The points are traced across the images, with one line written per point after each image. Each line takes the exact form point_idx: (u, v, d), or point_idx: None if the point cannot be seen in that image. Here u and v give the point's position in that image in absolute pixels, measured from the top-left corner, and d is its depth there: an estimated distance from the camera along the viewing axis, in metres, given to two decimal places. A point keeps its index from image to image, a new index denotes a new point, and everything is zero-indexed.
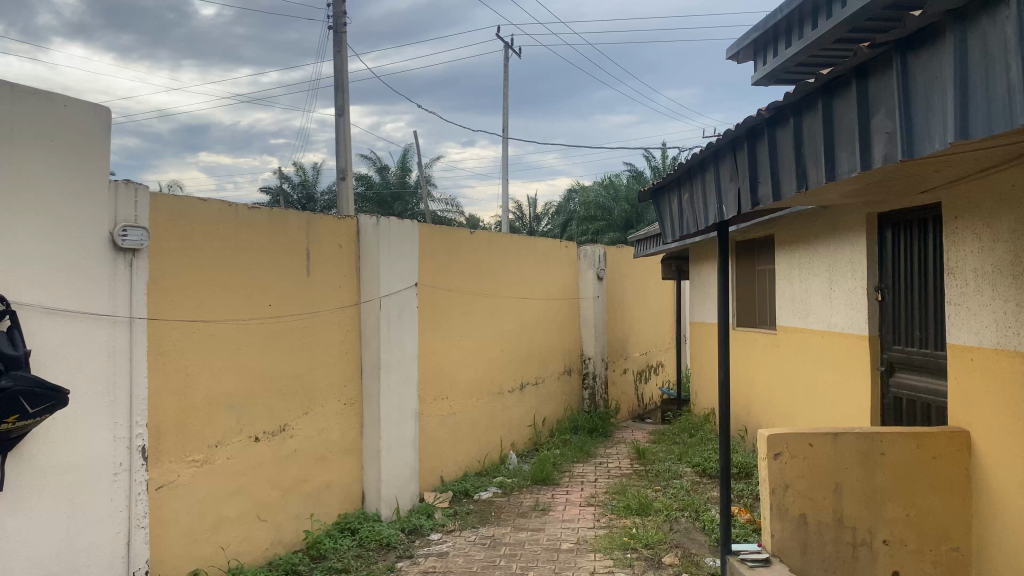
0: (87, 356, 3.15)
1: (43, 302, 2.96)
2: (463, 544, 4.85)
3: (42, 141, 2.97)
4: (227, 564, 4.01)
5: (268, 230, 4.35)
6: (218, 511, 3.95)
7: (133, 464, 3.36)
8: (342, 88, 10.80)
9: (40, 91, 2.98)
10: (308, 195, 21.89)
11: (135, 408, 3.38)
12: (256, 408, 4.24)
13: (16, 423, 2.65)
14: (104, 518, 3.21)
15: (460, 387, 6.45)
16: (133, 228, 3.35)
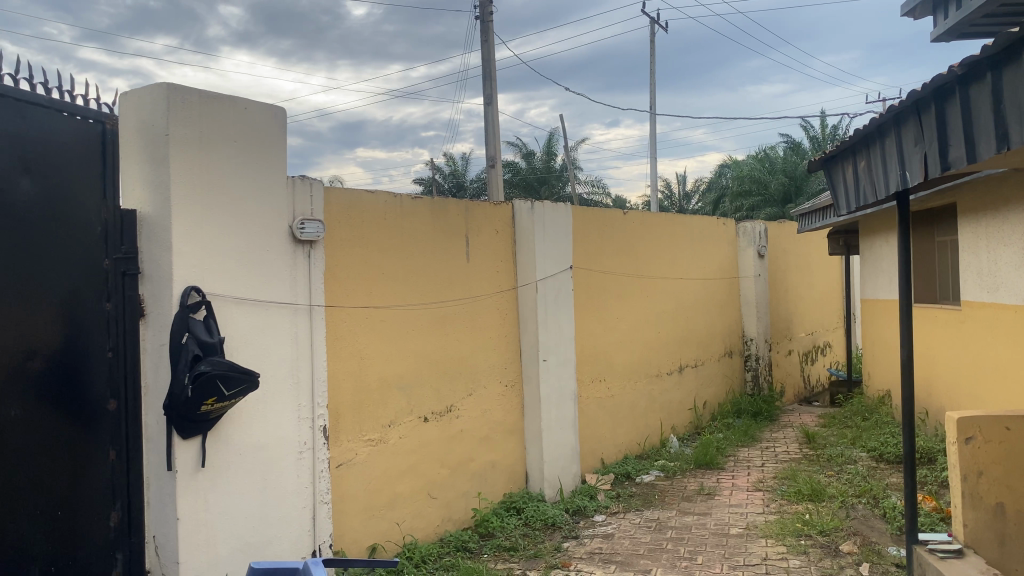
0: (273, 342, 3.37)
1: (233, 293, 3.18)
2: (629, 526, 4.84)
3: (228, 145, 3.17)
4: (403, 539, 4.20)
5: (430, 218, 4.48)
6: (392, 488, 4.14)
7: (315, 443, 3.59)
8: (489, 76, 10.97)
9: (226, 96, 3.16)
10: (458, 184, 22.46)
11: (317, 390, 3.61)
12: (425, 390, 4.41)
13: (215, 405, 2.88)
14: (292, 494, 3.44)
15: (618, 369, 6.42)
16: (310, 221, 3.55)
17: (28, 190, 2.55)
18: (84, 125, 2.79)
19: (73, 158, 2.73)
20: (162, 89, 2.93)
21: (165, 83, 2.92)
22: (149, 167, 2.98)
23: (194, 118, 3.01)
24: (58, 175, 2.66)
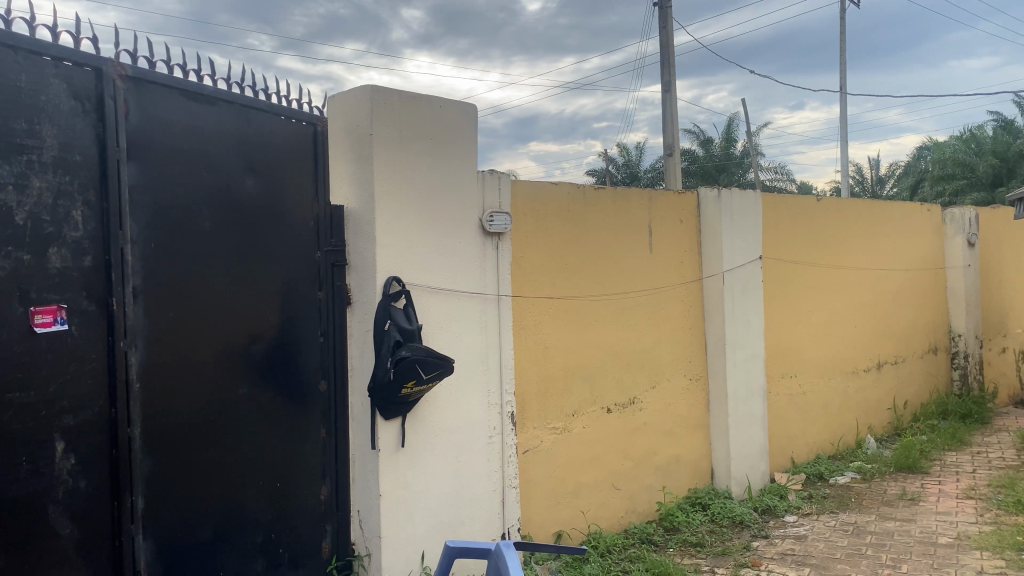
0: (465, 330, 3.50)
1: (429, 283, 3.33)
2: (823, 528, 4.62)
3: (425, 141, 3.31)
4: (588, 528, 4.23)
5: (614, 208, 4.48)
6: (577, 477, 4.18)
7: (504, 429, 3.69)
8: (667, 63, 10.77)
9: (422, 95, 3.30)
10: (633, 174, 22.23)
11: (506, 377, 3.70)
12: (608, 381, 4.42)
13: (414, 388, 3.03)
14: (483, 477, 3.56)
15: (810, 364, 6.13)
16: (499, 213, 3.64)
17: (252, 188, 2.77)
18: (297, 127, 3.00)
19: (288, 157, 2.95)
20: (366, 91, 3.10)
21: (369, 85, 3.09)
22: (355, 165, 3.16)
23: (394, 117, 3.17)
24: (276, 174, 2.88)
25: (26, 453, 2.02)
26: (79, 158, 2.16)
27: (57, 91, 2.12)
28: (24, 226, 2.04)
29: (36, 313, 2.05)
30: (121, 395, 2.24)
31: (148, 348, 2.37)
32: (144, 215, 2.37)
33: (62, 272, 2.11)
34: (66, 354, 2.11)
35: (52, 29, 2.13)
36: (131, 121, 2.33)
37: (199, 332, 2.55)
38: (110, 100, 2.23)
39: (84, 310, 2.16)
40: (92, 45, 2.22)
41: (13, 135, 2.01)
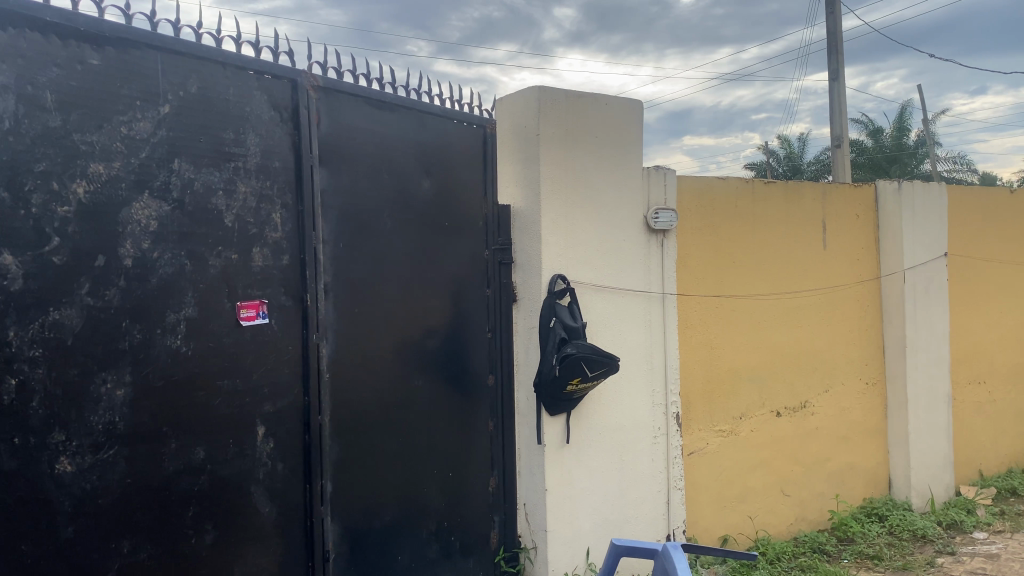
0: (629, 328, 3.48)
1: (594, 280, 3.34)
2: (1018, 548, 4.26)
3: (590, 140, 3.32)
4: (756, 534, 4.11)
5: (785, 203, 4.31)
6: (744, 481, 4.07)
7: (669, 429, 3.65)
8: (835, 50, 10.25)
9: (588, 93, 3.31)
10: (795, 167, 21.31)
11: (671, 377, 3.66)
12: (778, 384, 4.27)
13: (579, 385, 3.04)
14: (647, 477, 3.54)
15: (1000, 370, 5.66)
16: (665, 211, 3.59)
17: (428, 190, 2.89)
18: (468, 129, 3.10)
19: (461, 159, 3.05)
20: (534, 91, 3.14)
21: (536, 86, 3.13)
22: (522, 164, 3.22)
23: (560, 117, 3.20)
24: (450, 176, 2.99)
25: (234, 436, 2.19)
26: (278, 165, 2.33)
27: (260, 103, 2.29)
28: (233, 227, 2.21)
29: (242, 307, 2.22)
30: (314, 384, 2.40)
31: (337, 340, 2.52)
32: (334, 216, 2.52)
33: (264, 270, 2.28)
34: (266, 346, 2.28)
35: (256, 45, 2.30)
36: (322, 129, 2.49)
37: (381, 327, 2.69)
38: (304, 109, 2.39)
39: (282, 304, 2.33)
40: (289, 59, 2.38)
41: (223, 145, 2.19)
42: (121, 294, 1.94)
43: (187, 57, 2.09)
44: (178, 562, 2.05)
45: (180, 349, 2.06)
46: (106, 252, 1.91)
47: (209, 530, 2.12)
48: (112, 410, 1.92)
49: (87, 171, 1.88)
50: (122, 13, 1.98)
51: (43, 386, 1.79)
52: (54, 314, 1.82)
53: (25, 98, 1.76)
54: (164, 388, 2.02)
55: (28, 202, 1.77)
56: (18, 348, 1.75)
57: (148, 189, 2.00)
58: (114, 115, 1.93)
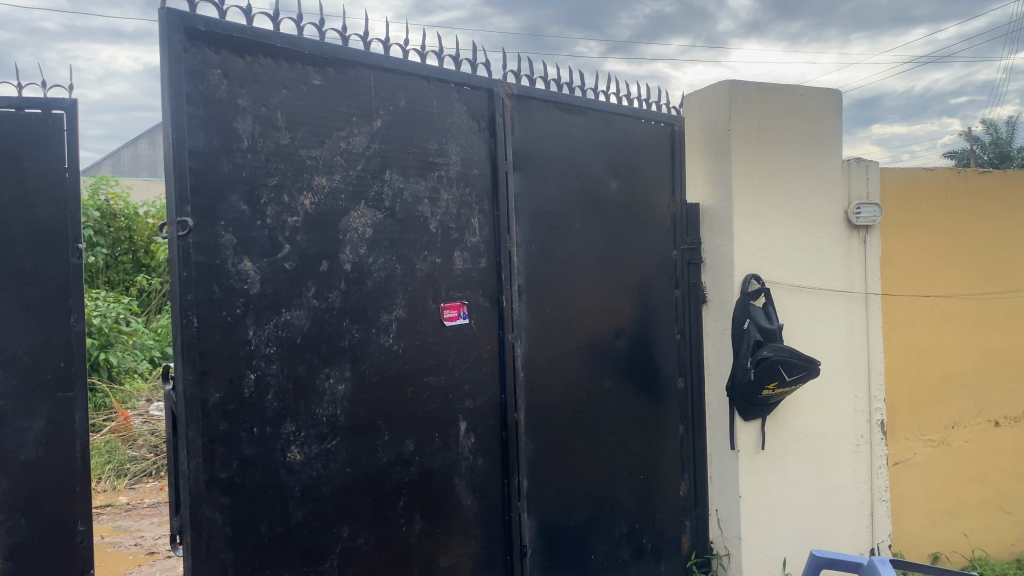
0: (829, 329, 3.32)
1: (790, 280, 3.22)
2: None
3: (785, 133, 3.19)
4: (971, 553, 3.80)
5: (1004, 193, 3.95)
6: (958, 495, 3.77)
7: (873, 438, 3.45)
8: None
9: (783, 85, 3.19)
10: (1004, 153, 19.47)
11: (874, 382, 3.45)
12: (997, 390, 3.92)
13: (776, 390, 2.93)
14: (849, 487, 3.37)
15: None
16: (867, 205, 3.38)
17: (617, 191, 2.90)
18: (657, 128, 3.08)
19: (650, 160, 3.04)
20: (725, 86, 3.07)
21: (728, 81, 3.05)
22: (712, 161, 3.15)
23: (752, 111, 3.10)
24: (639, 176, 2.99)
25: (440, 431, 2.30)
26: (477, 172, 2.42)
27: (459, 113, 2.38)
28: (437, 232, 2.32)
29: (445, 308, 2.32)
30: (511, 383, 2.47)
31: (532, 341, 2.58)
32: (528, 219, 2.58)
33: (464, 272, 2.38)
34: (467, 345, 2.38)
35: (455, 58, 2.40)
36: (516, 136, 2.56)
37: (573, 327, 2.73)
38: (501, 117, 2.47)
39: (481, 305, 2.43)
40: (486, 70, 2.47)
41: (428, 154, 2.30)
42: (341, 297, 2.09)
43: (395, 73, 2.21)
44: (392, 548, 2.18)
45: (392, 348, 2.19)
46: (328, 258, 2.07)
47: (418, 519, 2.24)
48: (334, 403, 2.07)
49: (313, 183, 2.04)
50: (339, 36, 2.12)
51: (277, 380, 1.97)
52: (285, 315, 1.99)
53: (260, 119, 1.93)
54: (378, 384, 2.16)
55: (265, 212, 1.95)
56: (256, 345, 1.93)
57: (363, 199, 2.14)
58: (334, 131, 2.08)
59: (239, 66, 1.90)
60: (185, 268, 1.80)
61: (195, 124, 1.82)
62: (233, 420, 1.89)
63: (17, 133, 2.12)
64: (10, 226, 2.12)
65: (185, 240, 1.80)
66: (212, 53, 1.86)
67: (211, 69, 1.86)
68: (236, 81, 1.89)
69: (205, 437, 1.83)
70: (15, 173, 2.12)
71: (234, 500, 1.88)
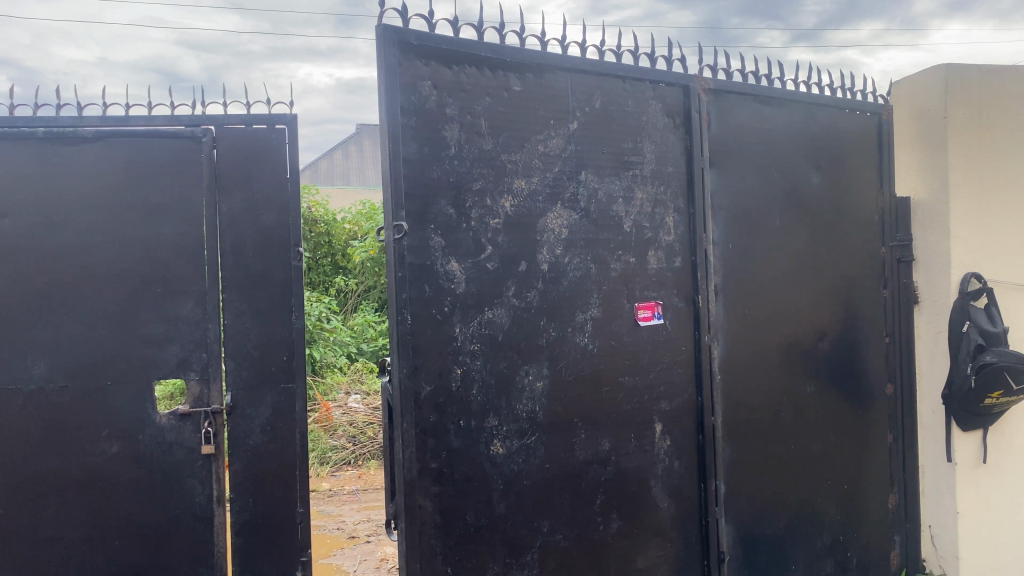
0: None
1: (1015, 279, 2.94)
2: None
3: (1008, 119, 2.92)
4: None
5: None
6: None
7: None
8: None
9: (1005, 66, 2.92)
10: None
11: None
12: None
13: (1001, 399, 2.70)
14: None
15: None
16: None
17: (818, 185, 2.77)
18: (862, 117, 2.91)
19: (854, 151, 2.88)
20: (941, 70, 2.84)
21: (945, 64, 2.82)
22: (925, 151, 2.93)
23: (971, 95, 2.86)
24: (842, 170, 2.84)
25: (636, 432, 2.30)
26: (672, 170, 2.40)
27: (655, 111, 2.37)
28: (632, 231, 2.31)
29: (639, 308, 2.31)
30: (707, 384, 2.42)
31: (729, 341, 2.52)
32: (725, 216, 2.52)
33: (659, 272, 2.36)
34: (663, 345, 2.36)
35: (651, 56, 2.39)
36: (712, 132, 2.51)
37: (772, 328, 2.64)
38: (697, 113, 2.43)
39: (676, 305, 2.40)
40: (682, 66, 2.44)
41: (623, 154, 2.30)
42: (540, 296, 2.14)
43: (592, 75, 2.23)
44: (589, 546, 2.20)
45: (588, 347, 2.21)
46: (527, 259, 2.12)
47: (615, 518, 2.25)
48: (533, 400, 2.12)
49: (513, 186, 2.10)
50: (538, 41, 2.18)
51: (480, 376, 2.04)
52: (488, 314, 2.06)
53: (465, 126, 2.02)
54: (575, 382, 2.19)
55: (469, 215, 2.03)
56: (462, 342, 2.02)
57: (560, 200, 2.18)
58: (532, 135, 2.13)
59: (447, 76, 2.00)
60: (400, 268, 1.92)
61: (407, 133, 1.94)
62: (441, 413, 1.98)
63: (244, 149, 2.35)
64: (240, 232, 2.34)
65: (400, 242, 1.92)
66: (422, 66, 1.97)
67: (422, 80, 1.96)
68: (444, 90, 1.99)
69: (417, 428, 1.94)
70: (243, 185, 2.34)
71: (443, 490, 1.98)
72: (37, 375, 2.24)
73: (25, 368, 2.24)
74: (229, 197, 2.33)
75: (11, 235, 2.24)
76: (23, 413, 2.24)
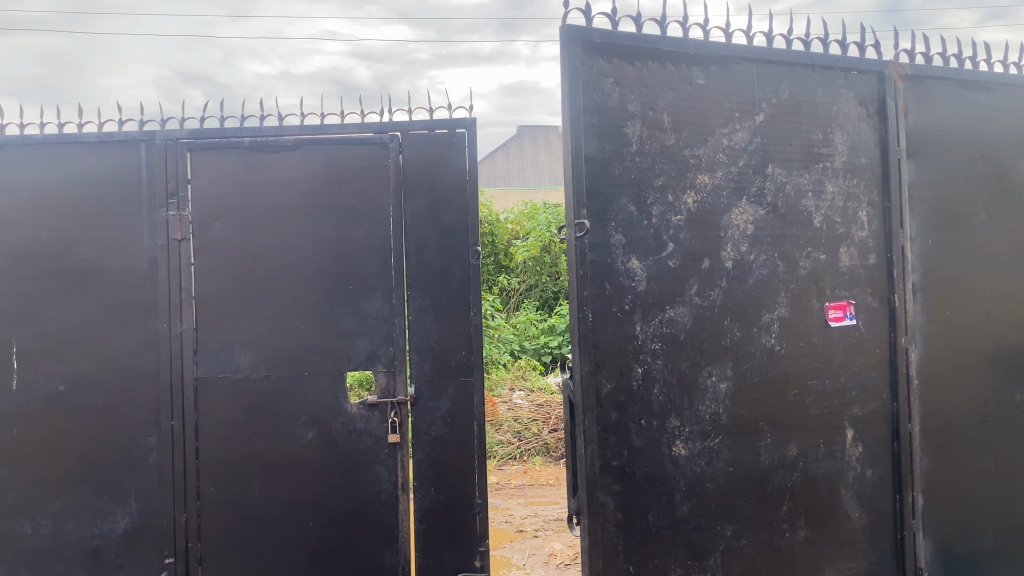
0: None
1: None
2: None
3: None
4: None
5: None
6: None
7: None
8: None
9: None
10: None
11: None
12: None
13: None
14: None
15: None
16: None
17: None
18: None
19: None
20: None
21: None
22: None
23: None
24: None
25: (825, 437, 2.19)
26: (865, 161, 2.27)
27: (847, 100, 2.25)
28: (821, 227, 2.21)
29: (830, 308, 2.20)
30: (903, 390, 2.28)
31: (927, 344, 2.35)
32: (923, 210, 2.36)
33: (851, 270, 2.24)
34: (854, 347, 2.24)
35: (842, 42, 2.27)
36: (909, 121, 2.35)
37: (976, 330, 2.44)
38: (892, 101, 2.29)
39: (869, 305, 2.27)
40: (876, 51, 2.30)
41: (812, 146, 2.20)
42: (723, 294, 2.08)
43: (780, 65, 2.15)
44: (775, 553, 2.13)
45: (775, 348, 2.13)
46: (710, 256, 2.08)
47: (802, 527, 2.16)
48: (717, 401, 2.07)
49: (696, 182, 2.07)
50: (722, 33, 2.13)
51: (662, 375, 2.02)
52: (670, 312, 2.03)
53: (647, 122, 2.01)
54: (760, 383, 2.11)
55: (651, 212, 2.02)
56: (643, 340, 2.00)
57: (745, 195, 2.11)
58: (716, 129, 2.08)
59: (629, 73, 1.99)
60: (581, 266, 1.94)
61: (590, 131, 1.95)
62: (623, 411, 1.98)
63: (429, 152, 2.44)
64: (423, 232, 2.43)
65: (582, 240, 1.93)
66: (604, 63, 1.97)
67: (605, 78, 1.97)
68: (626, 87, 1.99)
69: (599, 425, 1.95)
70: (427, 186, 2.43)
71: (624, 488, 1.98)
72: (244, 364, 2.43)
73: (233, 357, 2.44)
74: (415, 199, 2.43)
75: (222, 236, 2.43)
76: (232, 399, 2.43)
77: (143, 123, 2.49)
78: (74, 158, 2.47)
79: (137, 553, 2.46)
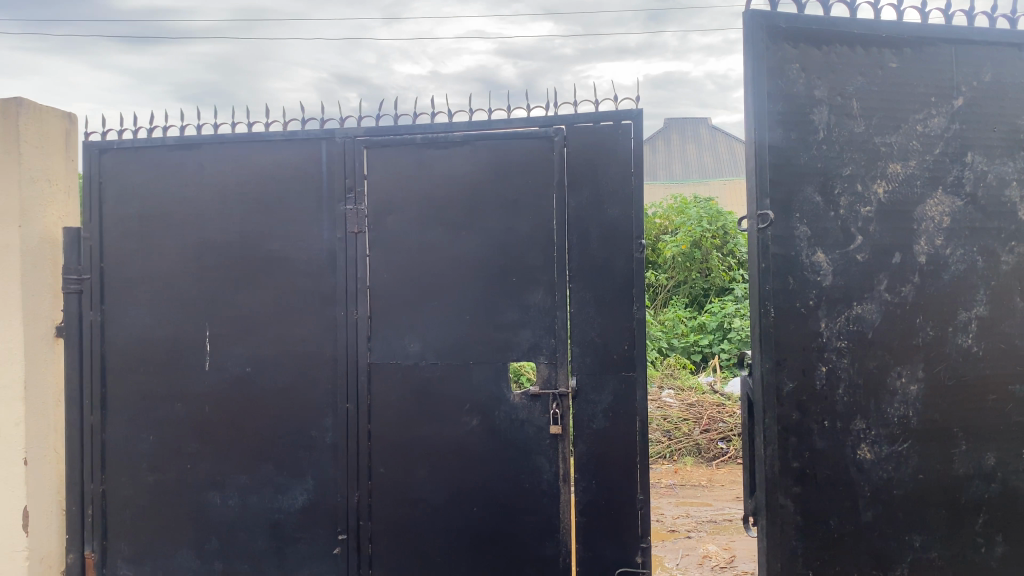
0: None
1: None
2: None
3: None
4: None
5: None
6: None
7: None
8: None
9: None
10: None
11: None
12: None
13: None
14: None
15: None
16: None
17: None
18: None
19: None
20: None
21: None
22: None
23: None
24: None
25: None
26: None
27: None
28: None
29: None
30: None
31: None
32: None
33: None
34: None
35: None
36: None
37: None
38: None
39: None
40: None
41: (1019, 132, 2.02)
42: (915, 291, 1.96)
43: (980, 45, 2.00)
44: (968, 569, 1.98)
45: (972, 349, 1.98)
46: (902, 250, 1.96)
47: (1000, 543, 2.00)
48: (906, 404, 1.96)
49: (887, 171, 1.96)
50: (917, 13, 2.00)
51: (848, 375, 1.93)
52: (857, 309, 1.94)
53: (836, 108, 1.92)
54: (955, 387, 1.97)
55: (838, 203, 1.93)
56: (828, 338, 1.92)
57: (942, 185, 1.98)
58: (910, 115, 1.96)
59: (817, 58, 1.92)
60: (763, 258, 1.89)
61: (775, 119, 1.91)
62: (805, 412, 1.92)
63: (595, 145, 2.42)
64: (585, 224, 2.42)
65: (764, 232, 1.89)
66: (791, 49, 1.92)
67: (791, 64, 1.92)
68: (813, 73, 1.92)
69: (780, 425, 1.91)
70: (592, 179, 2.42)
71: (804, 491, 1.92)
72: (414, 351, 2.52)
73: (404, 344, 2.53)
74: (580, 192, 2.42)
75: (397, 228, 2.54)
76: (403, 385, 2.53)
77: (323, 121, 2.61)
78: (264, 156, 2.64)
79: (313, 527, 2.61)
